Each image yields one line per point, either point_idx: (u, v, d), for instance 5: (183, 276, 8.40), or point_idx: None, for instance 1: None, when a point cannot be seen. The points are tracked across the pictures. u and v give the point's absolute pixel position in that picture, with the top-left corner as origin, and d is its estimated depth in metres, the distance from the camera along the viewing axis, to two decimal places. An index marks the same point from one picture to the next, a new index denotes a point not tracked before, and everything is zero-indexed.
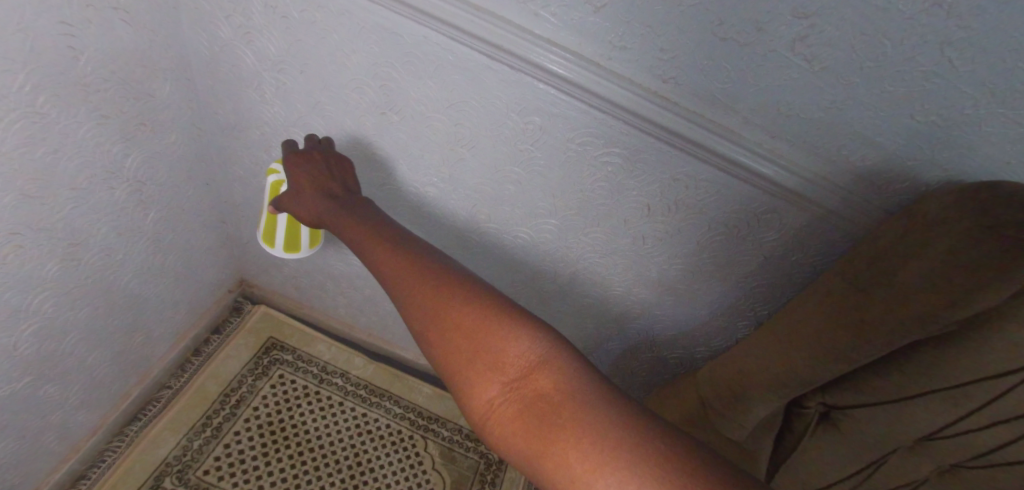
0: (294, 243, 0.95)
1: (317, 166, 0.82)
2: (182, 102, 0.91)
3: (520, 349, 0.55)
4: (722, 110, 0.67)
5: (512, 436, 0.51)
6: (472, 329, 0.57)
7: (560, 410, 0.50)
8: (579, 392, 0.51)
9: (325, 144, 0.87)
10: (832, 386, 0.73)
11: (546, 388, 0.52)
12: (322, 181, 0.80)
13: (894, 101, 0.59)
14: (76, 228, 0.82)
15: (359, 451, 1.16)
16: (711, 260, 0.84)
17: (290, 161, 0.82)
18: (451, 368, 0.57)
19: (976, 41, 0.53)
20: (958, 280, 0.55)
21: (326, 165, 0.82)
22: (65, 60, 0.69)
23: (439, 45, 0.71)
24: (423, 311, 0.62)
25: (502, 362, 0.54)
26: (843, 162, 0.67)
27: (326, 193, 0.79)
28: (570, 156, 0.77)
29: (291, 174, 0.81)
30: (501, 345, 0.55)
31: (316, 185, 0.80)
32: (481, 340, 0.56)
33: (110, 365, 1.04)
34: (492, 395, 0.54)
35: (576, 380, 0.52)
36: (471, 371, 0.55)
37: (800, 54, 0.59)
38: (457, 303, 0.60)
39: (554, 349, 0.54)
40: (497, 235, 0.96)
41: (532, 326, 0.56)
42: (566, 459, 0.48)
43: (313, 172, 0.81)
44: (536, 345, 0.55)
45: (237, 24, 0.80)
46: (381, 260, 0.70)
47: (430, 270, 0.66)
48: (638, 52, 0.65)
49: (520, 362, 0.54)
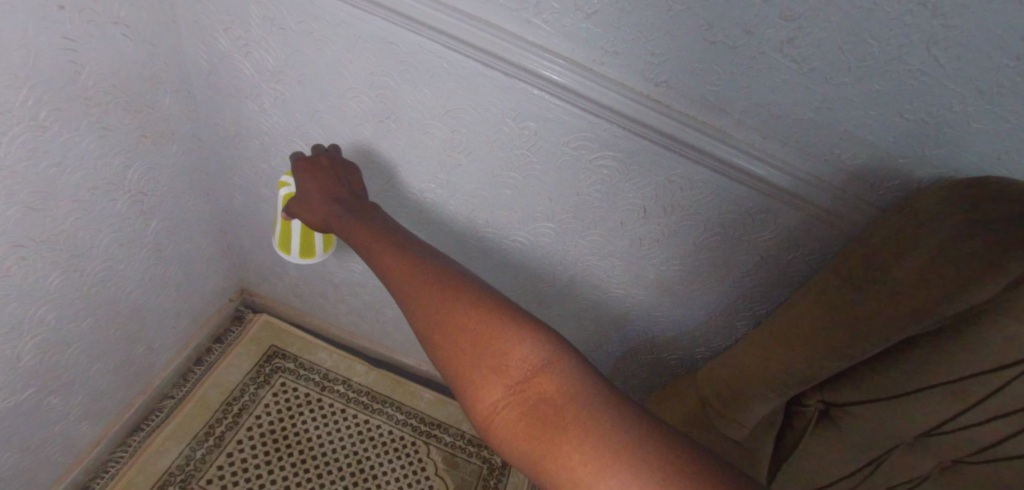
0: (309, 249, 0.96)
1: (325, 171, 0.83)
2: (182, 114, 0.92)
3: (522, 351, 0.55)
4: (714, 112, 0.68)
5: (515, 438, 0.52)
6: (475, 331, 0.58)
7: (562, 412, 0.51)
8: (580, 393, 0.52)
9: (331, 150, 0.88)
10: (830, 383, 0.74)
11: (549, 390, 0.52)
12: (326, 187, 0.82)
13: (883, 99, 0.60)
14: (78, 239, 0.83)
15: (362, 457, 1.17)
16: (708, 260, 0.84)
17: (301, 168, 0.83)
18: (454, 370, 0.57)
19: (960, 39, 0.54)
20: (952, 276, 0.56)
21: (335, 171, 0.84)
22: (67, 74, 0.70)
23: (434, 53, 0.72)
24: (427, 315, 0.62)
25: (505, 365, 0.55)
26: (834, 161, 0.68)
27: (331, 198, 0.80)
28: (566, 160, 0.77)
29: (303, 180, 0.83)
30: (503, 348, 0.56)
31: (321, 191, 0.81)
32: (484, 343, 0.57)
33: (113, 376, 1.04)
34: (494, 397, 0.54)
35: (577, 381, 0.53)
36: (475, 373, 0.56)
37: (789, 56, 0.60)
38: (459, 307, 0.61)
39: (555, 351, 0.55)
40: (495, 239, 0.96)
41: (534, 328, 0.57)
42: (569, 460, 0.48)
43: (319, 177, 0.82)
44: (538, 346, 0.55)
45: (236, 36, 0.81)
46: (384, 265, 0.71)
47: (432, 274, 0.66)
48: (629, 57, 0.66)
49: (522, 364, 0.54)
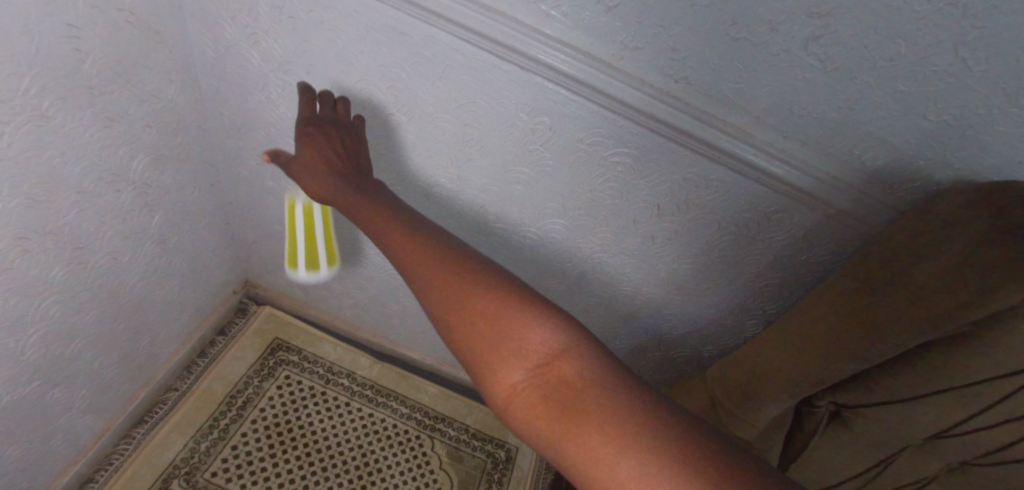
0: (314, 263, 0.96)
1: (331, 138, 0.78)
2: (187, 104, 0.90)
3: (540, 335, 0.54)
4: (733, 109, 0.66)
5: (534, 422, 0.51)
6: (493, 314, 0.56)
7: (583, 399, 0.50)
8: (600, 380, 0.51)
9: (339, 107, 0.81)
10: (843, 384, 0.74)
11: (571, 376, 0.51)
12: (331, 154, 0.77)
13: (908, 101, 0.59)
14: (82, 231, 0.82)
15: (366, 451, 1.16)
16: (720, 259, 0.84)
17: (304, 128, 0.77)
18: (468, 351, 0.56)
19: (990, 41, 0.53)
20: (971, 281, 0.55)
21: (342, 138, 0.79)
22: (70, 63, 0.68)
23: (447, 45, 0.70)
24: (439, 294, 0.60)
25: (524, 348, 0.54)
26: (855, 162, 0.67)
27: (333, 168, 0.76)
28: (579, 156, 0.76)
29: (304, 141, 0.77)
30: (521, 331, 0.54)
31: (325, 157, 0.76)
32: (500, 325, 0.55)
33: (117, 368, 1.03)
34: (513, 380, 0.53)
35: (596, 367, 0.52)
36: (492, 356, 0.54)
37: (813, 55, 0.59)
38: (473, 287, 0.59)
39: (573, 336, 0.54)
40: (505, 235, 0.95)
41: (552, 313, 0.56)
42: (589, 446, 0.48)
43: (323, 143, 0.77)
44: (557, 332, 0.54)
45: (244, 25, 0.79)
46: (390, 242, 0.69)
47: (446, 254, 0.64)
48: (650, 52, 0.64)
49: (541, 348, 0.53)
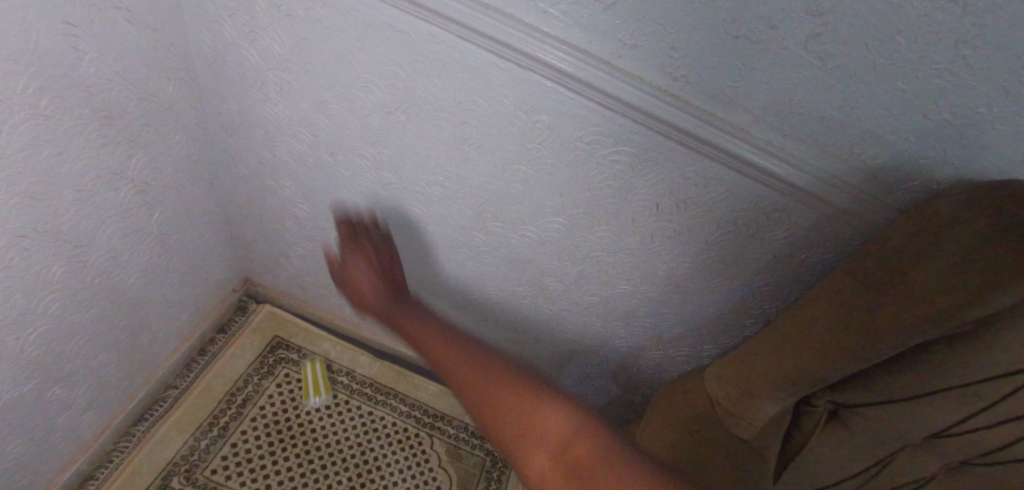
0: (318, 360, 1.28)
1: (374, 249, 0.89)
2: (185, 102, 0.90)
3: (559, 417, 0.52)
4: (732, 108, 0.66)
5: None
6: (512, 394, 0.55)
7: (610, 482, 0.47)
8: (625, 462, 0.48)
9: (371, 227, 0.94)
10: (842, 383, 0.73)
11: (595, 459, 0.49)
12: (373, 260, 0.86)
13: (908, 99, 0.59)
14: (81, 229, 0.82)
15: (365, 449, 1.17)
16: (719, 258, 0.83)
17: (349, 256, 0.88)
18: (491, 430, 0.54)
19: (990, 38, 0.53)
20: (971, 279, 0.55)
21: (379, 248, 0.90)
22: (68, 61, 0.68)
23: (445, 43, 0.70)
24: (457, 372, 0.59)
25: (544, 430, 0.52)
26: (854, 160, 0.67)
27: (373, 271, 0.84)
28: (578, 155, 0.76)
29: (352, 255, 0.88)
30: (540, 412, 0.53)
31: (366, 268, 0.85)
32: (521, 403, 0.54)
33: (117, 365, 1.03)
34: (536, 467, 0.50)
35: (619, 449, 0.50)
36: (514, 441, 0.52)
37: (812, 52, 0.58)
38: (491, 364, 0.59)
39: (593, 419, 0.52)
40: (502, 234, 0.94)
41: (570, 395, 0.54)
42: None
43: (365, 250, 0.88)
44: (576, 412, 0.52)
45: (241, 23, 0.79)
46: (414, 338, 0.70)
47: (460, 340, 0.64)
48: (647, 50, 0.64)
49: (561, 430, 0.51)
